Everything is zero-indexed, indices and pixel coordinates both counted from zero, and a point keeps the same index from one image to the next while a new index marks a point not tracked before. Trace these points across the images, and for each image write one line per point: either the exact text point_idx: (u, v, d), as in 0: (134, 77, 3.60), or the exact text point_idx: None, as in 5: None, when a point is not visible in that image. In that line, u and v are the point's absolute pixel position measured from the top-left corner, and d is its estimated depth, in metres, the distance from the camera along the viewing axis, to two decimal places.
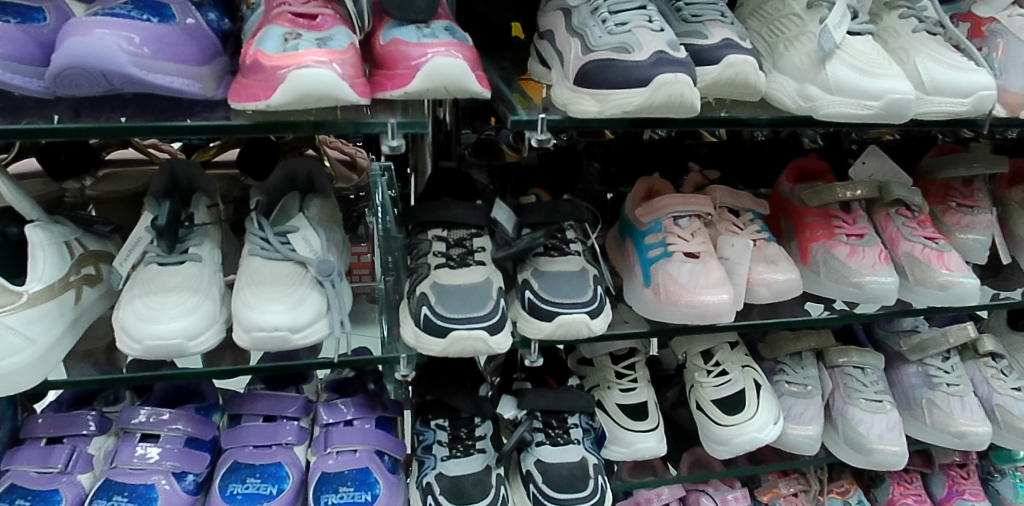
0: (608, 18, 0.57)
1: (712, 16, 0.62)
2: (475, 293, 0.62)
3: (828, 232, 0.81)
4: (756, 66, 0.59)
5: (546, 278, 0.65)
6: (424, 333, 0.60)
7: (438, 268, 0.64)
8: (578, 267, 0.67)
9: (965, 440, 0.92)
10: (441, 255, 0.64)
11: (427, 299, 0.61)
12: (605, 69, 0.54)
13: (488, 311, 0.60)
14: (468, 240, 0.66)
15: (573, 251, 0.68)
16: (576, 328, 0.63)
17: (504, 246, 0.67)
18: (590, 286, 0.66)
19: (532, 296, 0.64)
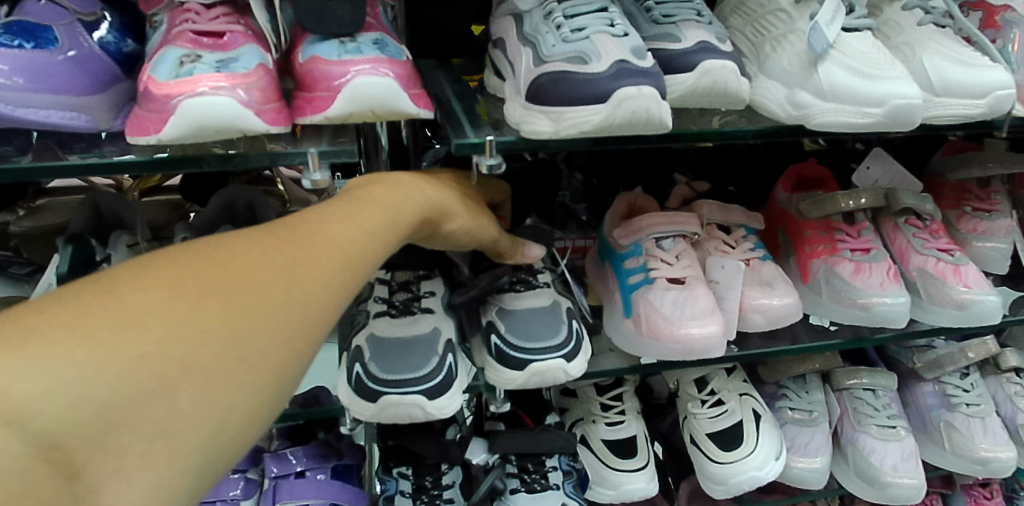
0: (563, 23, 0.50)
1: (686, 15, 0.55)
2: (417, 347, 0.55)
3: (830, 248, 0.73)
4: (736, 71, 0.51)
5: (513, 319, 0.58)
6: (355, 394, 0.53)
7: (378, 317, 0.58)
8: (549, 303, 0.60)
9: (988, 467, 0.84)
10: (382, 302, 0.59)
11: (362, 355, 0.55)
12: (559, 82, 0.47)
13: (427, 370, 0.53)
14: (416, 285, 0.61)
15: (540, 284, 0.62)
16: (551, 375, 0.56)
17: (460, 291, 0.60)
18: (563, 324, 0.58)
19: (497, 340, 0.57)
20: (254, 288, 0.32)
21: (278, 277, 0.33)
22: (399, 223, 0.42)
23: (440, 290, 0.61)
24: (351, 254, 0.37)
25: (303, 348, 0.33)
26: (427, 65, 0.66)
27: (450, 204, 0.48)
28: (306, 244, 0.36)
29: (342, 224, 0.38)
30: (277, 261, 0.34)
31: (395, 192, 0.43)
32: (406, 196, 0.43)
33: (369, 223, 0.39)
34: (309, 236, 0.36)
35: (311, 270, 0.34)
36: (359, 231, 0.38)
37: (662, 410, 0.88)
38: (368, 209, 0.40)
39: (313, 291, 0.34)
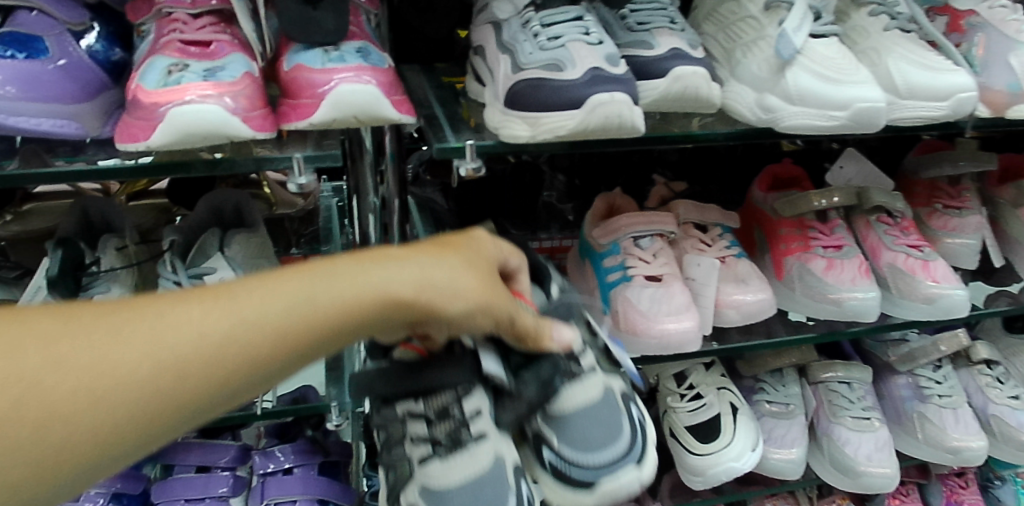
0: (540, 32, 0.52)
1: (660, 23, 0.58)
2: (483, 497, 0.48)
3: (803, 245, 0.75)
4: (706, 77, 0.54)
5: (564, 427, 0.51)
6: None
7: (423, 463, 0.49)
8: (601, 392, 0.52)
9: (960, 457, 0.87)
10: (423, 441, 0.50)
11: None
12: (535, 88, 0.49)
13: None
14: (453, 408, 0.49)
15: (587, 366, 0.52)
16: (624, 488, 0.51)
17: (503, 398, 0.50)
18: (620, 424, 0.52)
19: (554, 456, 0.51)
20: (19, 393, 0.29)
21: (61, 386, 0.30)
22: (307, 324, 0.35)
23: (483, 406, 0.49)
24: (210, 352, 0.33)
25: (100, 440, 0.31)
26: (410, 70, 0.67)
27: (442, 290, 0.39)
28: (130, 344, 0.32)
29: (197, 320, 0.33)
30: (69, 358, 0.31)
31: (326, 278, 0.36)
32: (342, 284, 0.36)
33: (246, 323, 0.34)
34: (141, 333, 0.32)
35: (110, 381, 0.31)
36: (232, 328, 0.34)
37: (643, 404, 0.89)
38: (257, 307, 0.34)
39: (117, 395, 0.31)
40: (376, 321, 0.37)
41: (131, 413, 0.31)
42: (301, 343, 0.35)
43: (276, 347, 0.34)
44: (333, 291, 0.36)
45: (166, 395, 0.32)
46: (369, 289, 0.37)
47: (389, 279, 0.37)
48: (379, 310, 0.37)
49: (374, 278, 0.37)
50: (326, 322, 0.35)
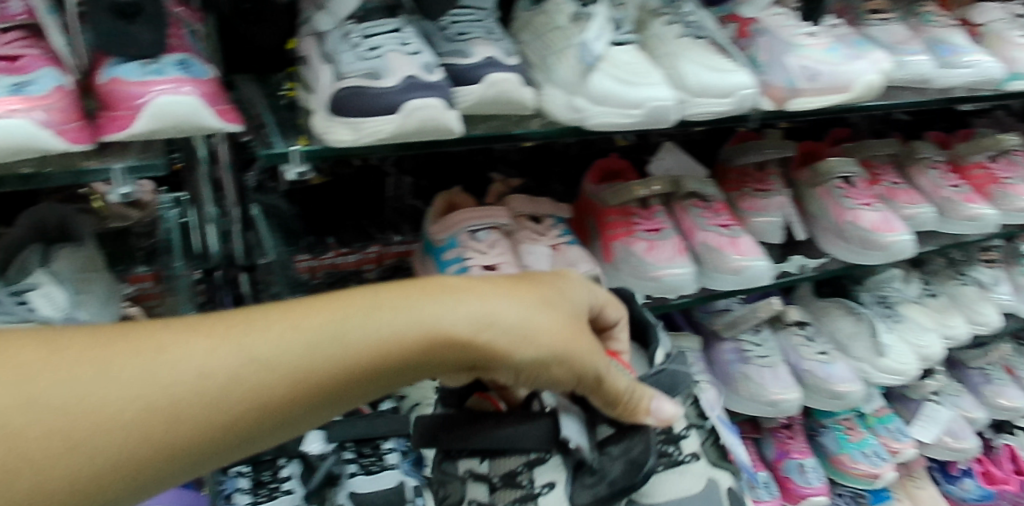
0: (360, 43, 0.57)
1: (477, 34, 0.63)
2: None
3: (627, 230, 0.83)
4: (517, 83, 0.60)
5: None
6: None
7: None
8: (698, 487, 0.57)
9: (778, 408, 0.96)
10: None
11: None
12: (355, 96, 0.54)
13: None
14: (523, 473, 0.54)
15: (683, 458, 0.58)
16: None
17: (582, 475, 0.53)
18: None
19: None
20: (117, 388, 0.37)
21: (138, 398, 0.37)
22: (352, 369, 0.41)
23: (557, 485, 0.54)
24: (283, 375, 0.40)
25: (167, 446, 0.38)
26: (245, 80, 0.69)
27: (492, 331, 0.44)
28: (199, 368, 0.39)
29: (241, 365, 0.39)
30: (132, 392, 0.37)
31: (370, 323, 0.42)
32: (384, 321, 0.42)
33: (321, 351, 0.41)
34: (228, 350, 0.39)
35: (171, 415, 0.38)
36: (307, 356, 0.40)
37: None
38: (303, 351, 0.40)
39: (195, 404, 0.38)
40: (414, 359, 0.43)
41: (182, 441, 0.38)
42: (344, 383, 0.41)
43: (324, 384, 0.41)
44: (372, 337, 0.42)
45: (218, 427, 0.39)
46: (414, 335, 0.42)
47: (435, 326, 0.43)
48: (418, 357, 0.43)
49: (416, 324, 0.43)
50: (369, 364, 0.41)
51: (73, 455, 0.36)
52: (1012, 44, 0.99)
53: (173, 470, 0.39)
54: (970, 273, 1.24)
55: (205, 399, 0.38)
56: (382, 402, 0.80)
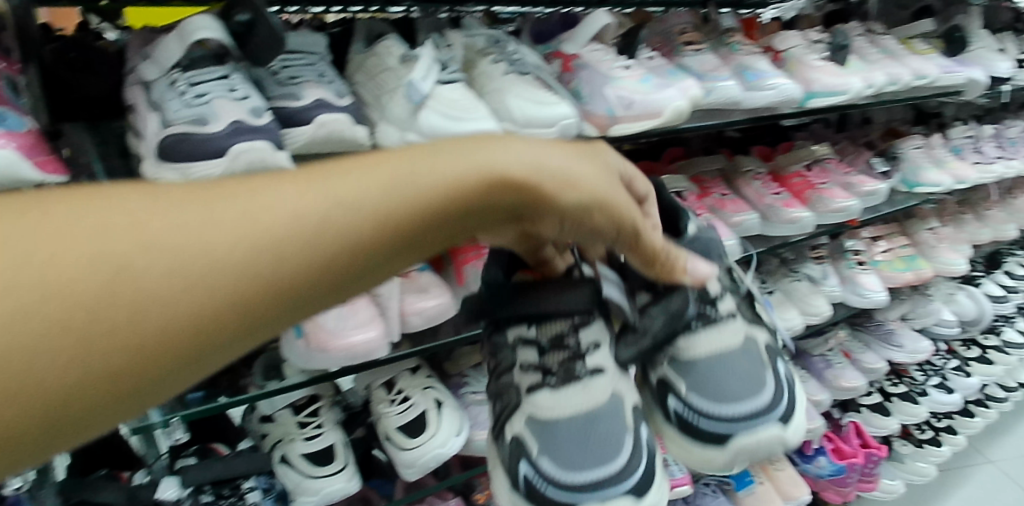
0: (186, 90, 0.60)
1: (308, 77, 0.67)
2: (593, 429, 0.63)
3: (478, 253, 0.88)
4: (347, 122, 0.64)
5: (704, 373, 0.68)
6: (525, 499, 0.64)
7: (533, 393, 0.65)
8: (734, 341, 0.70)
9: None
10: (534, 370, 0.65)
11: (527, 446, 0.64)
12: (182, 142, 0.57)
13: (615, 459, 0.63)
14: (568, 337, 0.65)
15: (721, 317, 0.70)
16: (769, 441, 0.69)
17: (626, 335, 0.66)
18: (762, 375, 0.69)
19: (679, 404, 0.69)
20: (155, 255, 0.34)
21: (168, 265, 0.34)
22: (412, 211, 0.39)
23: (597, 345, 0.65)
24: (343, 224, 0.38)
25: (227, 312, 0.36)
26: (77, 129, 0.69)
27: (543, 175, 0.43)
28: (248, 223, 0.36)
29: (287, 215, 0.37)
30: (167, 251, 0.35)
31: (412, 166, 0.40)
32: (442, 165, 0.41)
33: (384, 196, 0.39)
34: (273, 202, 0.37)
35: (224, 268, 0.35)
36: (367, 204, 0.38)
37: (357, 417, 0.94)
38: (354, 197, 0.38)
39: (254, 261, 0.36)
40: (478, 202, 0.41)
41: (241, 295, 0.36)
42: (404, 230, 0.39)
43: (380, 234, 0.39)
44: (419, 181, 0.40)
45: (285, 279, 0.37)
46: (469, 176, 0.41)
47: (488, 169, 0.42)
48: (473, 204, 0.41)
49: (471, 164, 0.42)
50: (430, 205, 0.40)
51: (110, 322, 0.34)
52: (808, 67, 1.13)
53: (235, 340, 0.37)
54: (802, 270, 1.38)
55: (247, 253, 0.36)
56: (239, 441, 0.87)
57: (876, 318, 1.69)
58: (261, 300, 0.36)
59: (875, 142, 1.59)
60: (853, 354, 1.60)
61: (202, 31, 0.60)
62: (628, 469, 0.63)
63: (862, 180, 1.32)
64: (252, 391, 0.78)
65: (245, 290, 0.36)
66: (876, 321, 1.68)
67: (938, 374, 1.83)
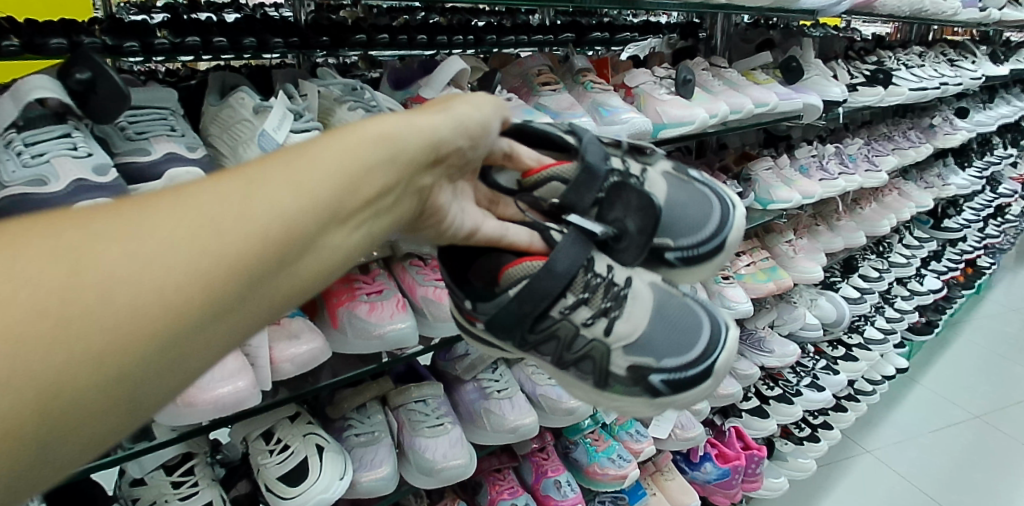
0: (23, 151, 0.59)
1: (159, 131, 0.67)
2: (672, 319, 0.69)
3: (351, 295, 0.89)
4: (199, 174, 0.65)
5: (672, 223, 0.72)
6: (676, 392, 0.69)
7: (608, 331, 0.67)
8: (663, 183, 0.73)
9: (519, 432, 1.07)
10: (591, 318, 0.67)
11: (647, 365, 0.67)
12: (19, 204, 0.56)
13: (699, 322, 0.70)
14: (592, 278, 0.66)
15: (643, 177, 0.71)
16: (741, 219, 0.77)
17: (614, 245, 0.68)
18: (694, 186, 0.75)
19: (677, 252, 0.74)
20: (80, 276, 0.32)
21: (103, 286, 0.32)
22: (356, 160, 0.41)
23: (614, 262, 0.68)
24: (268, 212, 0.37)
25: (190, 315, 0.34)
26: None
27: (429, 136, 0.46)
28: (174, 229, 0.34)
29: (238, 184, 0.37)
30: (129, 231, 0.33)
31: (311, 151, 0.40)
32: (338, 144, 0.41)
33: (298, 178, 0.39)
34: (186, 205, 0.35)
35: (191, 234, 0.34)
36: (285, 189, 0.38)
37: (237, 471, 0.93)
38: (298, 160, 0.39)
39: (193, 263, 0.34)
40: (387, 168, 0.43)
41: (197, 299, 0.34)
42: (332, 202, 0.40)
43: (335, 180, 0.40)
44: (325, 161, 0.40)
45: (242, 271, 0.36)
46: (367, 148, 0.42)
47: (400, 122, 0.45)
48: (402, 144, 0.44)
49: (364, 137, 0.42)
50: (371, 152, 0.42)
51: (60, 359, 0.31)
52: (657, 101, 1.24)
53: (207, 342, 0.36)
54: None
55: (189, 259, 0.34)
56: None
57: (747, 327, 1.80)
58: (237, 263, 0.36)
59: (731, 165, 1.73)
60: None
61: (38, 90, 0.59)
62: (712, 325, 0.70)
63: None
64: (117, 454, 0.75)
65: (217, 255, 0.35)
66: (747, 329, 1.80)
67: (809, 375, 1.98)
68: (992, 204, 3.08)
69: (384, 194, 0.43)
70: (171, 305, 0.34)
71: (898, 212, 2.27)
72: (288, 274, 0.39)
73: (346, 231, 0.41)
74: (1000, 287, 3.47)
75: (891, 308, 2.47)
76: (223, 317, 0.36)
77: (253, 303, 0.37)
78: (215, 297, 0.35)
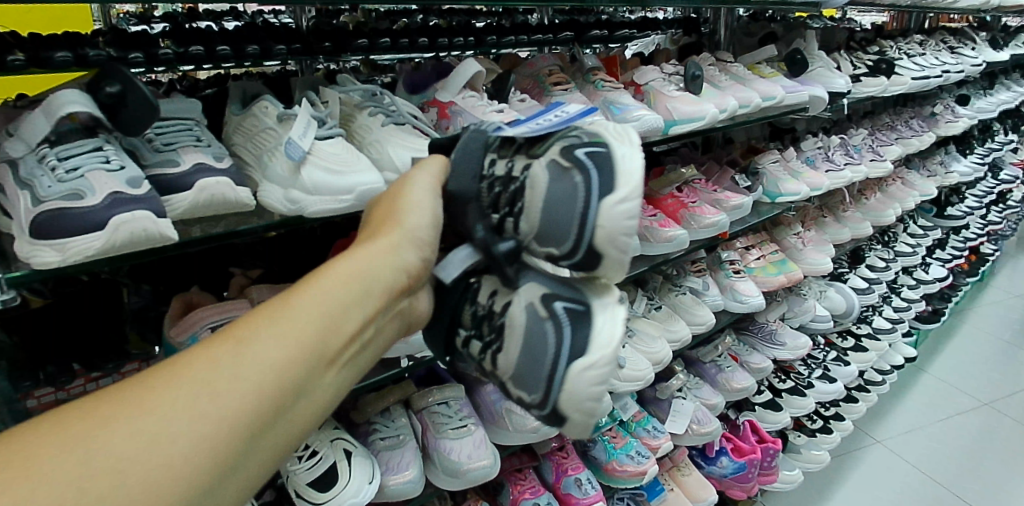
0: (57, 166, 0.59)
1: (185, 142, 0.67)
2: (524, 353, 0.69)
3: None
4: (229, 184, 0.66)
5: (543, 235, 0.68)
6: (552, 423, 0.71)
7: (491, 360, 0.72)
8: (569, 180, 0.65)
9: (542, 432, 1.07)
10: (476, 347, 0.73)
11: (519, 396, 0.71)
12: (57, 218, 0.57)
13: (547, 361, 0.68)
14: (474, 313, 0.72)
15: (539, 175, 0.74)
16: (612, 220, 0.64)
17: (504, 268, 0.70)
18: (568, 182, 0.65)
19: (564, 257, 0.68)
20: (150, 439, 0.47)
21: (167, 443, 0.47)
22: (335, 307, 0.56)
23: (495, 287, 0.72)
24: (266, 363, 0.52)
25: (229, 450, 0.50)
26: None
27: (382, 268, 0.60)
28: (202, 394, 0.49)
29: (234, 349, 0.52)
30: (171, 405, 0.48)
31: (289, 310, 0.55)
32: (309, 301, 0.56)
33: (283, 333, 0.54)
34: (205, 374, 0.50)
35: (219, 392, 0.50)
36: (273, 344, 0.53)
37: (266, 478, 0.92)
38: (286, 319, 0.54)
39: (223, 412, 0.50)
40: (353, 307, 0.58)
41: (231, 437, 0.50)
42: (313, 347, 0.54)
43: (321, 327, 0.55)
44: (301, 315, 0.55)
45: (256, 413, 0.51)
46: (333, 297, 0.57)
47: (367, 264, 0.60)
48: (372, 289, 0.59)
49: (328, 290, 0.57)
50: (337, 301, 0.57)
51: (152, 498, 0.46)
52: (667, 97, 1.24)
53: (247, 462, 0.51)
54: (685, 284, 1.49)
55: (218, 413, 0.49)
56: None
57: (758, 320, 1.80)
58: (252, 417, 0.51)
59: (738, 159, 1.73)
60: (740, 357, 1.71)
61: (71, 105, 0.60)
62: (552, 369, 0.67)
63: (728, 196, 1.44)
64: None
65: (238, 405, 0.50)
66: (759, 323, 1.80)
67: (820, 366, 1.98)
68: (994, 190, 3.09)
69: (361, 327, 0.58)
70: (208, 452, 0.48)
71: (903, 201, 2.28)
72: (294, 416, 0.54)
73: (335, 372, 0.57)
74: (1005, 274, 3.48)
75: (898, 298, 2.48)
76: (253, 450, 0.51)
77: (273, 436, 0.53)
78: (244, 437, 0.50)
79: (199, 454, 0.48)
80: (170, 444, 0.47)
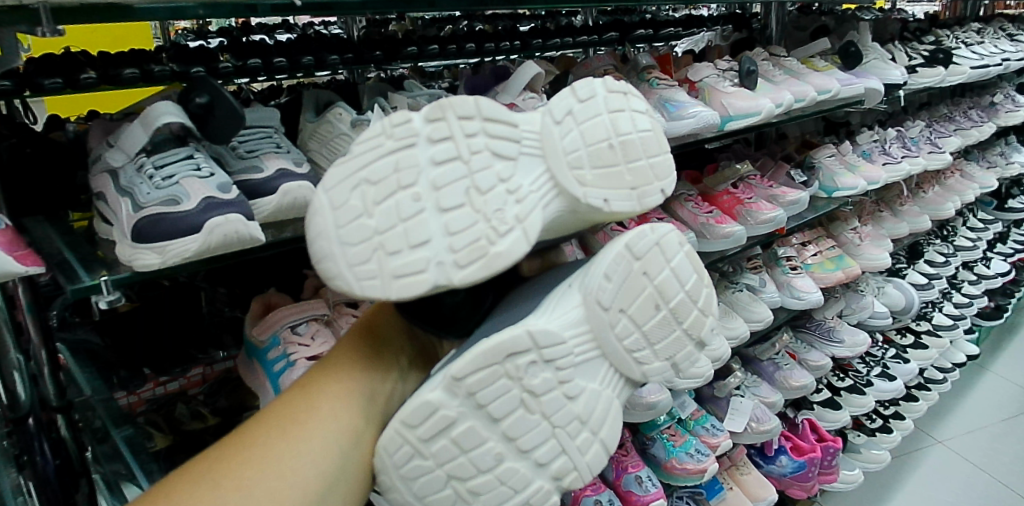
0: (154, 174, 0.63)
1: (266, 149, 0.71)
2: None
3: None
4: (309, 188, 0.69)
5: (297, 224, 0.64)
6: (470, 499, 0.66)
7: None
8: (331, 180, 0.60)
9: None
10: None
11: None
12: (157, 222, 0.60)
13: None
14: None
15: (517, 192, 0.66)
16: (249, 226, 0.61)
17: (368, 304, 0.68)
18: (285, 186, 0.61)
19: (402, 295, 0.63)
20: (259, 464, 0.59)
21: (273, 463, 0.59)
22: (365, 354, 0.70)
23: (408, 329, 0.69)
24: (327, 397, 0.65)
25: (324, 461, 0.61)
26: (48, 232, 0.74)
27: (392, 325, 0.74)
28: (289, 425, 0.62)
29: (297, 396, 0.65)
30: (266, 439, 0.61)
31: (328, 365, 0.69)
32: (343, 356, 0.70)
33: (332, 376, 0.67)
34: (282, 415, 0.63)
35: (300, 422, 0.62)
36: (327, 384, 0.66)
37: None
38: (330, 368, 0.68)
39: (310, 433, 0.62)
40: (381, 353, 0.71)
41: (322, 450, 0.61)
42: (360, 382, 0.67)
43: (360, 368, 0.69)
44: (340, 363, 0.69)
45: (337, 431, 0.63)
46: (360, 348, 0.71)
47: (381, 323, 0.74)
48: (388, 340, 0.73)
49: (355, 345, 0.71)
50: (365, 349, 0.70)
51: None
52: (722, 93, 1.24)
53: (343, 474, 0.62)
54: (741, 281, 1.47)
55: (305, 435, 0.61)
56: None
57: (816, 317, 1.77)
58: (331, 443, 0.62)
59: (793, 154, 1.71)
60: (799, 354, 1.68)
61: (165, 115, 0.63)
62: None
63: (784, 191, 1.43)
64: None
65: (319, 429, 0.62)
66: (816, 320, 1.76)
67: (879, 364, 1.94)
68: None
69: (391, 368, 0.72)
70: (309, 464, 0.60)
71: (962, 194, 2.21)
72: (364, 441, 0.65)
73: (387, 404, 0.69)
74: None
75: (959, 293, 2.41)
76: (347, 464, 0.63)
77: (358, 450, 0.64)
78: (335, 450, 0.62)
79: (294, 483, 0.59)
80: (269, 477, 0.58)
